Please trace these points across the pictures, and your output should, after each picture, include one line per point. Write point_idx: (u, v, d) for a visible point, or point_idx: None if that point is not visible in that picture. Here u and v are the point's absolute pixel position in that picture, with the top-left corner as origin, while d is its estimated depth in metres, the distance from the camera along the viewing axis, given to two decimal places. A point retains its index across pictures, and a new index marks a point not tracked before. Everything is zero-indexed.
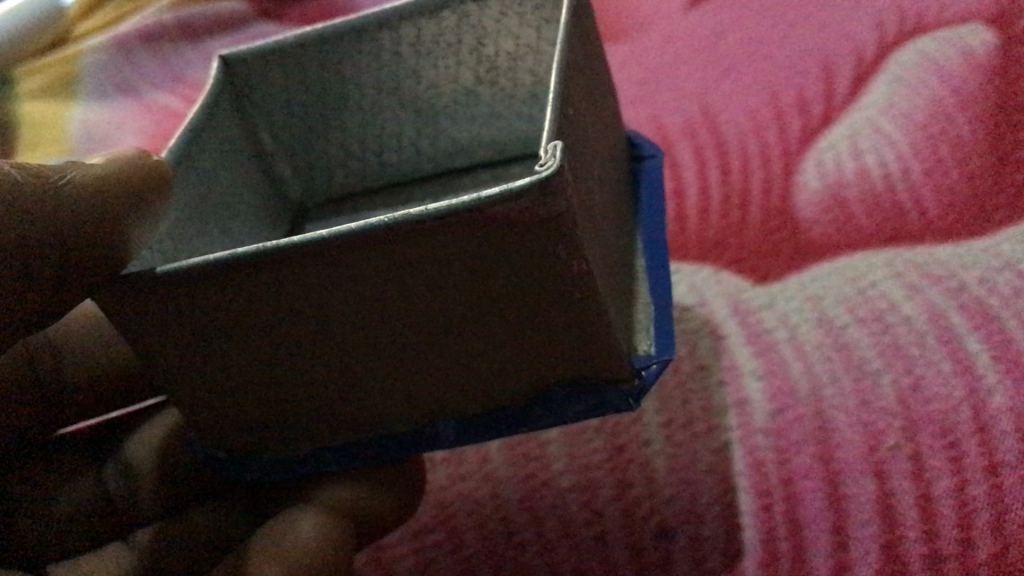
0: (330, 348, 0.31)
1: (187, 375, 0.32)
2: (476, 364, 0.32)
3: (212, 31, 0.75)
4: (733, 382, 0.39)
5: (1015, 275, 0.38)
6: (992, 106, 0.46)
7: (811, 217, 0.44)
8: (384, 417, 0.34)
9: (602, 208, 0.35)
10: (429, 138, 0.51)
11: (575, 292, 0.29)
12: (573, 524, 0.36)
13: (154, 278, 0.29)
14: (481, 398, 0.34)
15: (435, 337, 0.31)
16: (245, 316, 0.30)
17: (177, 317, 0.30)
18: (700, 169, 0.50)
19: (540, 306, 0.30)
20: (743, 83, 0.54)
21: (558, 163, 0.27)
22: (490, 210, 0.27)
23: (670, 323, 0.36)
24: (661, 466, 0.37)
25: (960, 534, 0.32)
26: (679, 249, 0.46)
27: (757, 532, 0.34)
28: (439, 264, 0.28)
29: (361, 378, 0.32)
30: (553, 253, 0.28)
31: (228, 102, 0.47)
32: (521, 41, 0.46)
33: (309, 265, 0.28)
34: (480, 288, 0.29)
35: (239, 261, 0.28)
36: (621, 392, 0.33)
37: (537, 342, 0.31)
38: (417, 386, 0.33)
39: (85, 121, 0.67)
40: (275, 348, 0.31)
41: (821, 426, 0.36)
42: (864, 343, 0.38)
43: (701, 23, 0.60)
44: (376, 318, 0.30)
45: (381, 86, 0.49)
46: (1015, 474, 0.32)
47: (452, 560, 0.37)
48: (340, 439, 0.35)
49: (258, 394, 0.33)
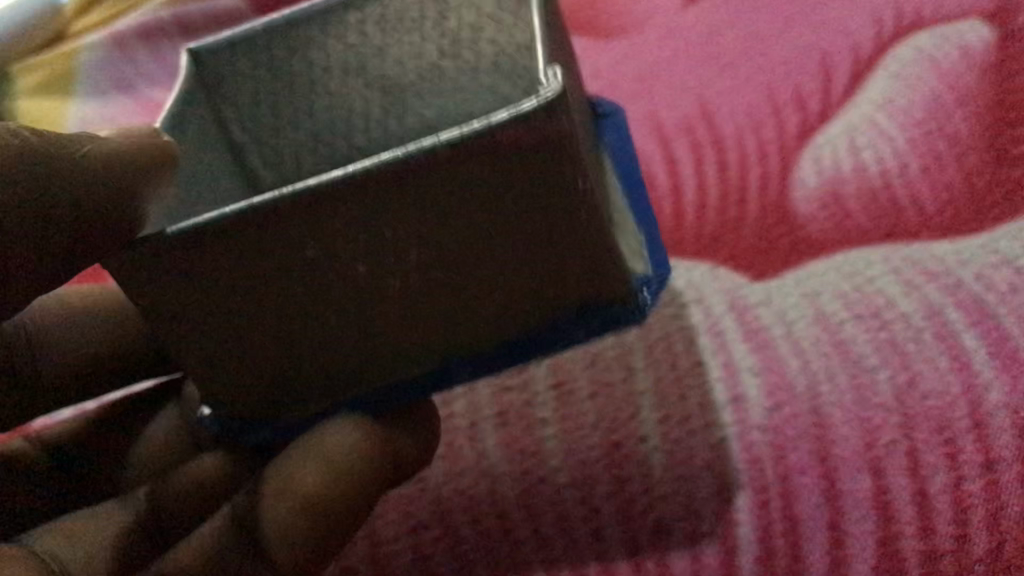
0: (342, 296, 0.32)
1: (202, 338, 0.33)
2: (488, 297, 0.34)
3: (207, 24, 0.75)
4: (729, 378, 0.39)
5: (1013, 272, 0.39)
6: (989, 103, 0.46)
7: (808, 214, 0.45)
8: (396, 360, 0.36)
9: (590, 148, 0.37)
10: (398, 117, 0.49)
11: (581, 214, 0.31)
12: (569, 519, 0.37)
13: (168, 238, 0.29)
14: (489, 325, 0.35)
15: (447, 274, 0.32)
16: (258, 270, 0.31)
17: (193, 277, 0.31)
18: (698, 165, 0.49)
19: (547, 233, 0.32)
20: (742, 77, 0.53)
21: (560, 85, 0.28)
22: (501, 134, 0.28)
23: (662, 250, 0.40)
24: (657, 462, 0.37)
25: (957, 531, 0.33)
26: (676, 244, 0.46)
27: (753, 529, 0.34)
28: (451, 198, 0.30)
29: (377, 321, 0.33)
30: (560, 175, 0.30)
31: (199, 96, 0.45)
32: (482, 12, 0.44)
33: (322, 211, 0.29)
34: (492, 218, 0.31)
35: (254, 212, 0.29)
36: (626, 308, 0.35)
37: (546, 268, 0.33)
38: (431, 325, 0.34)
39: (82, 119, 0.68)
40: (288, 297, 0.32)
41: (818, 422, 0.36)
42: (861, 339, 0.38)
43: (699, 18, 0.59)
44: (391, 260, 0.31)
45: (348, 69, 0.47)
46: (1011, 470, 0.33)
47: (448, 557, 0.37)
48: (356, 394, 0.37)
49: (270, 347, 0.34)
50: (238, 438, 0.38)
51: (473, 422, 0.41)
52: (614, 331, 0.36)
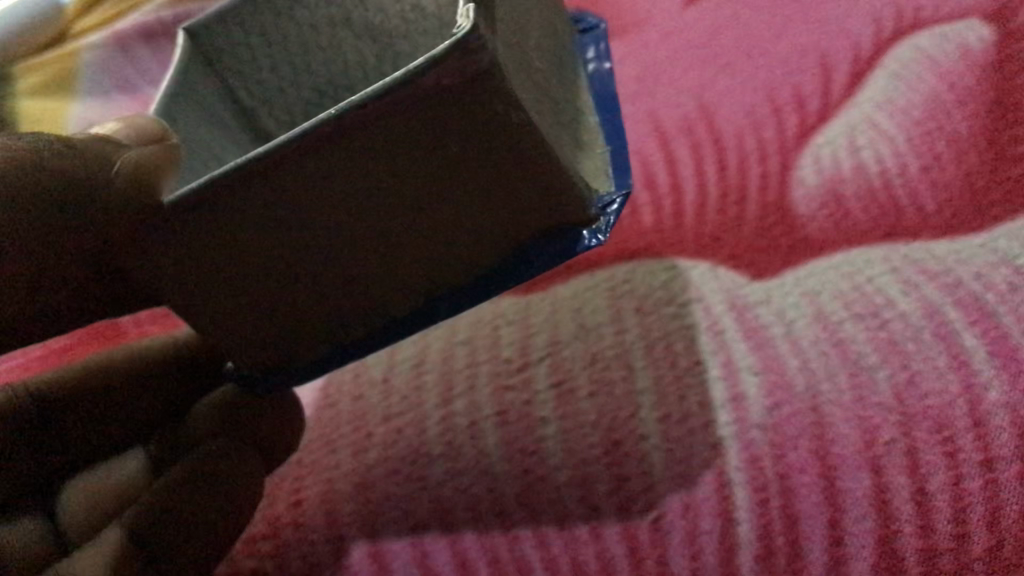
0: (321, 238, 0.34)
1: (204, 301, 0.36)
2: (460, 224, 0.36)
3: None
4: (728, 377, 0.39)
5: (1012, 271, 0.39)
6: (989, 102, 0.46)
7: (808, 213, 0.45)
8: (385, 284, 0.38)
9: (541, 70, 0.38)
10: (391, 62, 0.48)
11: (527, 144, 0.32)
12: (568, 518, 0.37)
13: (164, 211, 0.32)
14: (468, 249, 0.37)
15: (417, 211, 0.34)
16: (237, 229, 0.33)
17: (173, 235, 0.33)
18: (698, 165, 0.49)
19: (500, 169, 0.33)
20: (742, 77, 0.53)
21: (472, 19, 0.28)
22: (422, 81, 0.29)
23: (626, 160, 0.42)
24: (657, 461, 0.37)
25: (955, 529, 0.33)
26: (676, 244, 0.46)
27: (753, 527, 0.34)
28: (398, 146, 0.31)
29: (359, 254, 0.36)
30: (494, 111, 0.31)
31: (201, 69, 0.47)
32: None
33: (278, 170, 0.31)
34: (443, 158, 0.32)
35: (219, 183, 0.31)
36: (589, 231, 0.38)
37: (510, 196, 0.35)
38: (412, 253, 0.37)
39: (87, 120, 0.69)
40: (269, 248, 0.34)
41: (817, 421, 0.36)
42: (860, 338, 0.38)
43: (700, 18, 0.59)
44: (359, 206, 0.33)
45: (333, 21, 0.47)
46: (1011, 468, 0.33)
47: (449, 555, 0.37)
48: (350, 326, 0.40)
49: (264, 296, 0.36)
50: (257, 386, 0.42)
51: (473, 421, 0.41)
52: (580, 250, 0.38)
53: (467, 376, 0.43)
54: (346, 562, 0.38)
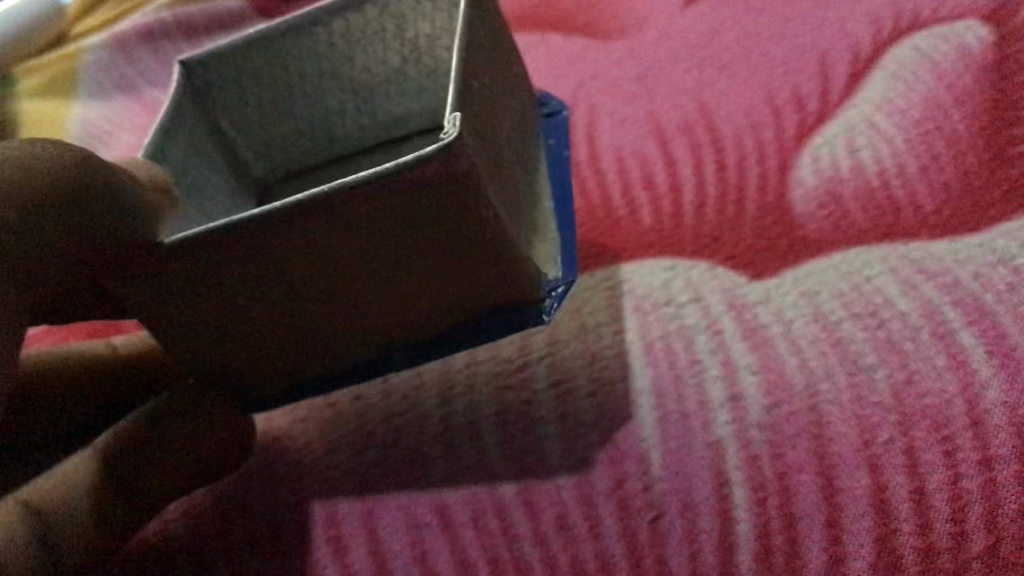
0: (294, 303, 0.38)
1: (182, 342, 0.39)
2: (419, 303, 0.40)
3: (211, 30, 0.75)
4: (727, 376, 0.39)
5: (1011, 270, 0.39)
6: (987, 102, 0.46)
7: (807, 213, 0.45)
8: (345, 350, 0.42)
9: (506, 156, 0.43)
10: (368, 113, 0.55)
11: (486, 234, 0.37)
12: (568, 517, 0.37)
13: (163, 248, 0.35)
14: (423, 325, 0.41)
15: (382, 286, 0.38)
16: (223, 283, 0.36)
17: (163, 277, 0.36)
18: (697, 164, 0.49)
19: (460, 253, 0.38)
20: (741, 77, 0.54)
21: (459, 130, 0.34)
22: (410, 171, 0.34)
23: (575, 253, 0.46)
24: (656, 460, 0.37)
25: (954, 528, 0.33)
26: (675, 244, 0.46)
27: (752, 526, 0.34)
28: (378, 224, 0.36)
29: (325, 323, 0.39)
30: (464, 203, 0.36)
31: (189, 101, 0.51)
32: (436, 26, 0.51)
33: (269, 231, 0.35)
34: (412, 239, 0.37)
35: (215, 234, 0.34)
36: (536, 309, 0.42)
37: (464, 279, 0.39)
38: (373, 326, 0.40)
39: (86, 121, 0.69)
40: (248, 303, 0.37)
41: (816, 420, 0.37)
42: (858, 338, 0.39)
43: (699, 20, 0.59)
44: (334, 278, 0.37)
45: (322, 73, 0.53)
46: (1008, 468, 0.33)
47: (449, 554, 0.37)
48: (314, 373, 0.43)
49: (241, 349, 0.40)
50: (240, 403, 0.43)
51: (472, 421, 0.41)
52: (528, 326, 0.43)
53: (466, 377, 0.43)
54: (345, 561, 0.38)
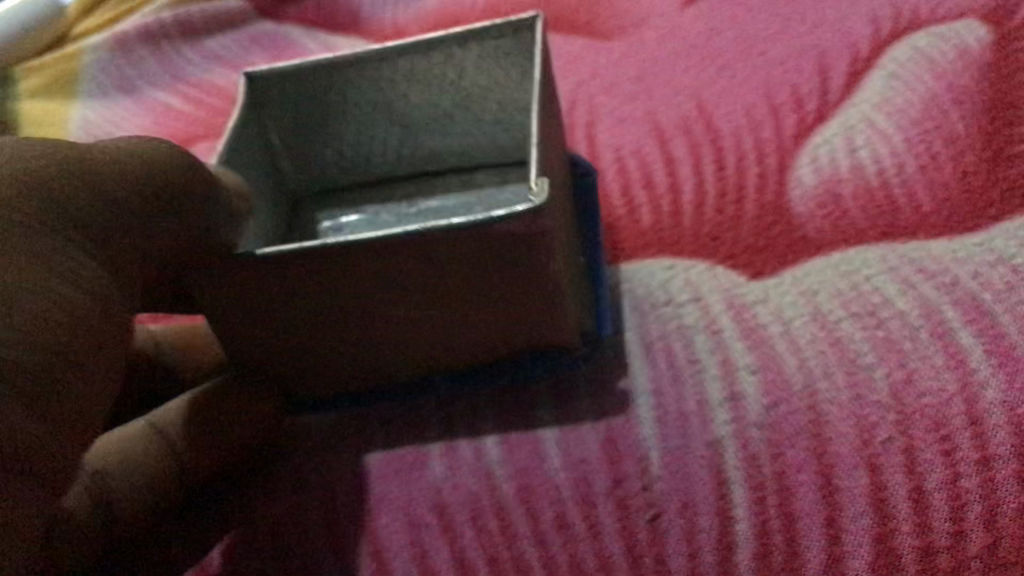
0: (357, 327, 0.39)
1: (247, 346, 0.40)
2: (470, 337, 0.40)
3: (211, 29, 0.75)
4: (727, 376, 0.39)
5: (1009, 270, 0.39)
6: (987, 102, 0.46)
7: (806, 213, 0.45)
8: (395, 372, 0.42)
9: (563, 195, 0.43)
10: (409, 148, 0.54)
11: (549, 286, 0.38)
12: (567, 517, 0.37)
13: (251, 258, 0.36)
14: (469, 356, 0.42)
15: (443, 318, 0.39)
16: (296, 298, 0.38)
17: (249, 286, 0.37)
18: (696, 163, 0.49)
19: (522, 300, 0.39)
20: (740, 78, 0.54)
21: (547, 193, 0.35)
22: (501, 225, 0.35)
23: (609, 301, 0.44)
24: (656, 459, 0.37)
25: (953, 527, 0.33)
26: (675, 244, 0.46)
27: (750, 525, 0.35)
28: (453, 263, 0.37)
29: (382, 347, 0.40)
30: (537, 258, 0.37)
31: (251, 115, 0.49)
32: (493, 78, 0.49)
33: (351, 259, 0.36)
34: (480, 282, 0.38)
35: (300, 255, 0.36)
36: (571, 355, 0.42)
37: (517, 321, 0.40)
38: (425, 351, 0.41)
39: (87, 121, 0.69)
40: (318, 321, 0.39)
41: (815, 419, 0.37)
42: (857, 337, 0.39)
43: (698, 19, 0.59)
44: (399, 309, 0.39)
45: (375, 107, 0.51)
46: (1007, 467, 0.33)
47: (448, 555, 0.37)
48: (356, 389, 0.43)
49: (300, 357, 0.41)
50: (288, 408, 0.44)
51: (473, 421, 0.41)
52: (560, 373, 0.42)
53: None
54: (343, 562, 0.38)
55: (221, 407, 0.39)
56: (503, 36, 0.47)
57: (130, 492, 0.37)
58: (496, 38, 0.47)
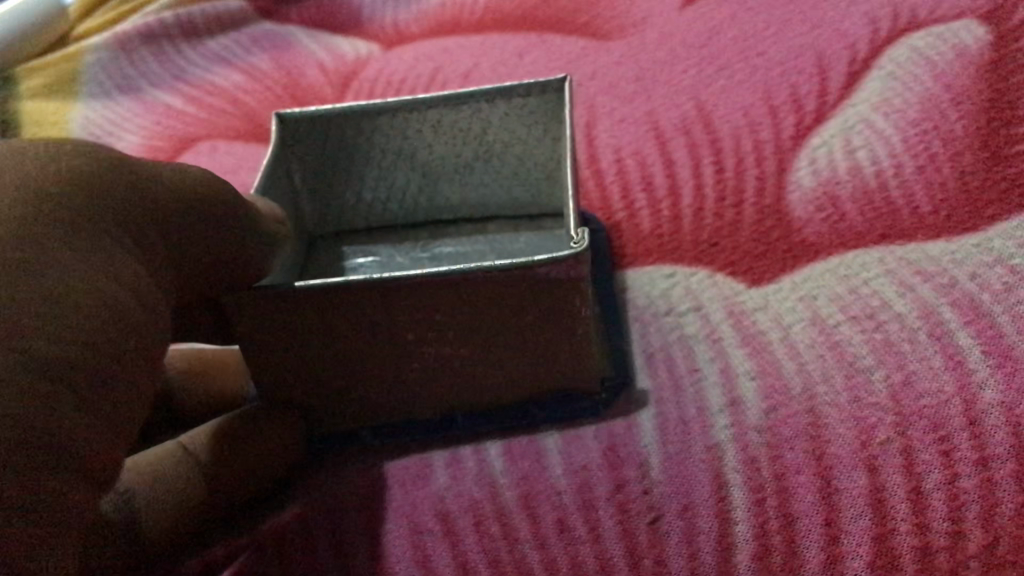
0: (389, 363, 0.41)
1: (280, 380, 0.42)
2: (495, 376, 0.42)
3: (212, 30, 0.75)
4: (726, 382, 0.39)
5: (1007, 270, 0.39)
6: (985, 101, 0.46)
7: (804, 216, 0.45)
8: (417, 411, 0.43)
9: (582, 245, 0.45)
10: (427, 195, 0.55)
11: (576, 327, 0.40)
12: (568, 518, 0.37)
13: (296, 292, 0.37)
14: (490, 397, 0.43)
15: (473, 355, 0.41)
16: (335, 328, 0.39)
17: (289, 311, 0.38)
18: (695, 166, 0.50)
19: (551, 341, 0.41)
20: (739, 79, 0.54)
21: (587, 241, 0.37)
22: (540, 268, 0.37)
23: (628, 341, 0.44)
24: (656, 463, 0.38)
25: (951, 527, 0.33)
26: (675, 251, 0.47)
27: (750, 526, 0.35)
28: (489, 301, 0.39)
29: (410, 385, 0.42)
30: (570, 300, 0.39)
31: (280, 157, 0.49)
32: (514, 135, 0.51)
33: (392, 295, 0.38)
34: (511, 318, 0.40)
35: (344, 288, 0.37)
36: (592, 400, 0.42)
37: (541, 361, 0.41)
38: (452, 390, 0.42)
39: (89, 121, 0.69)
40: (352, 353, 0.40)
41: (814, 422, 0.37)
42: (855, 340, 0.39)
43: (697, 20, 0.59)
44: (431, 345, 0.40)
45: (400, 153, 0.52)
46: (1005, 467, 0.34)
47: (448, 558, 0.36)
48: (383, 418, 0.43)
49: (331, 394, 0.42)
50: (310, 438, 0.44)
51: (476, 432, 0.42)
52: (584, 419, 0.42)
53: None
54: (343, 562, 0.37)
55: (248, 434, 0.40)
56: (532, 96, 0.49)
57: (160, 507, 0.37)
58: (527, 97, 0.49)
